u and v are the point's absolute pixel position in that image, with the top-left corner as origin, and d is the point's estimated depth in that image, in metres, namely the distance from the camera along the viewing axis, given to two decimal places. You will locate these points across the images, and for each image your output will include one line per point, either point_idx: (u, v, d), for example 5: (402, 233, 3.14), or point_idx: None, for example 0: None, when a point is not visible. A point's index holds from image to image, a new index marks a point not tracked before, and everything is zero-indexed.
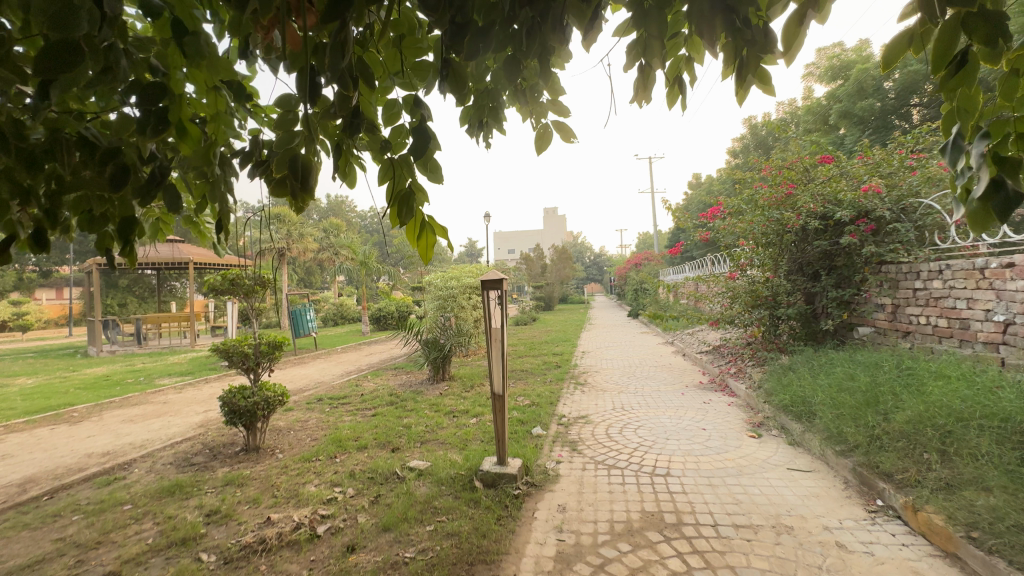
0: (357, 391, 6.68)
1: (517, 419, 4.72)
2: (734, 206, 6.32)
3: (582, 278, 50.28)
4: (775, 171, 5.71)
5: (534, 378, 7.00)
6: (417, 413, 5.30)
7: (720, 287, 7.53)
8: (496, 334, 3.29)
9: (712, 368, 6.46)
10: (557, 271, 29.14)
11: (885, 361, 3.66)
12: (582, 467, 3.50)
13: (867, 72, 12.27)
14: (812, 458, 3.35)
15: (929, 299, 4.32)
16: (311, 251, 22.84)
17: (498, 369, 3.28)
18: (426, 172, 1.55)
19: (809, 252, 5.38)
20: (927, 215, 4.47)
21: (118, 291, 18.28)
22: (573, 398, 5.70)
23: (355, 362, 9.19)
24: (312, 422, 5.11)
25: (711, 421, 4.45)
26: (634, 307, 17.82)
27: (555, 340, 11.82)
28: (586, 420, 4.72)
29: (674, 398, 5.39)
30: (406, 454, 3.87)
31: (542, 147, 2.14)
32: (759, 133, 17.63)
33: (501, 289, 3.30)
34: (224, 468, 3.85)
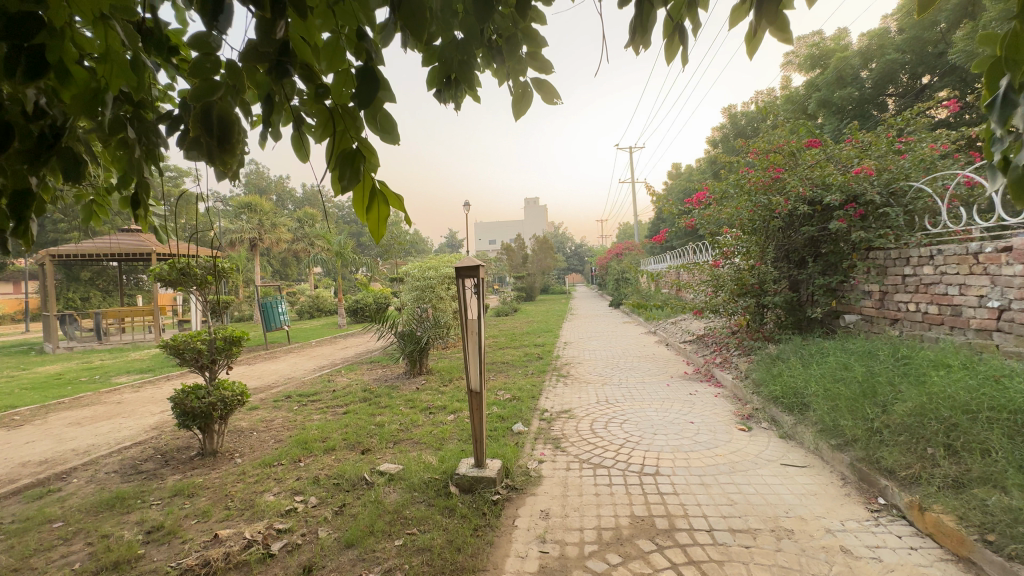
0: (328, 387, 6.34)
1: (498, 414, 4.47)
2: (719, 192, 6.16)
3: (563, 268, 50.20)
4: (762, 156, 5.54)
5: (515, 370, 6.75)
6: (391, 410, 5.00)
7: (704, 276, 7.40)
8: (472, 327, 3.02)
9: (697, 358, 6.32)
10: (538, 261, 28.90)
11: (879, 350, 3.53)
12: (566, 466, 3.28)
13: (846, 61, 12.25)
14: (806, 452, 3.20)
15: (919, 286, 4.22)
16: (285, 242, 22.09)
17: (475, 365, 3.01)
18: (379, 131, 1.26)
19: (796, 238, 5.24)
20: (917, 199, 4.34)
21: (78, 285, 17.32)
22: (555, 391, 5.49)
23: (328, 357, 8.82)
24: (278, 422, 4.77)
25: (699, 414, 4.29)
26: (615, 297, 17.72)
27: (537, 331, 11.60)
28: (570, 415, 4.50)
29: (659, 390, 5.22)
30: (377, 457, 3.59)
31: (520, 112, 1.86)
32: (739, 122, 17.57)
33: (478, 277, 3.00)
34: (175, 475, 3.51)
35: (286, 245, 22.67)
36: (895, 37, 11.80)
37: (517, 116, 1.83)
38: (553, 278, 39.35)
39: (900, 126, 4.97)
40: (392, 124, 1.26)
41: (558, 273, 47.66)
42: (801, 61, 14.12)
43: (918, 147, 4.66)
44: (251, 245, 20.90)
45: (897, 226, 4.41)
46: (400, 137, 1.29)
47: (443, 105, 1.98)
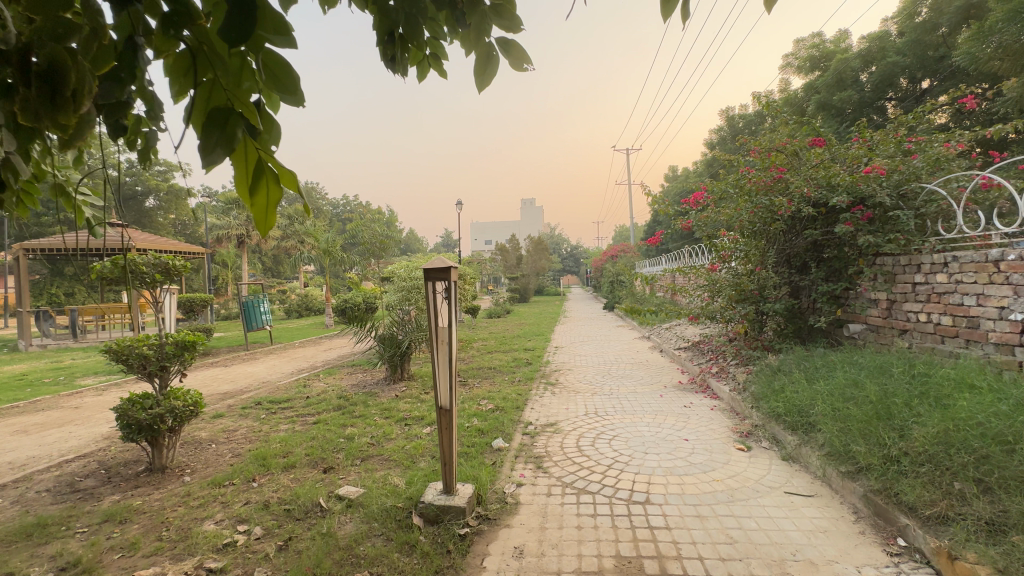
0: (303, 392, 5.98)
1: (477, 428, 4.13)
2: (717, 193, 5.88)
3: (558, 270, 49.88)
4: (762, 154, 5.26)
5: (502, 378, 6.42)
6: (364, 421, 4.65)
7: (700, 280, 7.11)
8: (442, 335, 2.69)
9: (692, 367, 6.01)
10: (533, 262, 28.57)
11: (891, 365, 3.23)
12: (547, 492, 2.95)
13: (846, 63, 12.03)
14: (812, 479, 2.89)
15: (931, 295, 3.93)
16: (274, 239, 21.64)
17: (444, 375, 2.70)
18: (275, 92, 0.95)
19: (799, 243, 4.94)
20: (929, 202, 4.04)
21: (59, 280, 16.83)
22: (541, 401, 5.17)
23: (309, 359, 8.45)
24: (240, 434, 4.41)
25: (694, 429, 3.97)
26: (610, 300, 17.40)
27: (529, 334, 11.27)
28: (555, 429, 4.18)
29: (652, 401, 4.90)
30: (339, 477, 3.24)
31: (483, 83, 1.55)
32: (736, 124, 17.32)
33: (449, 280, 2.65)
34: (113, 496, 3.15)
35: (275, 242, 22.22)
36: (896, 40, 11.57)
37: (480, 87, 1.52)
38: (548, 279, 39.00)
39: (911, 124, 4.68)
40: (297, 85, 0.95)
41: (553, 274, 47.31)
42: (801, 63, 13.87)
43: (929, 147, 4.38)
44: (239, 242, 20.44)
45: (907, 231, 4.07)
46: (307, 102, 0.97)
47: (394, 74, 1.63)
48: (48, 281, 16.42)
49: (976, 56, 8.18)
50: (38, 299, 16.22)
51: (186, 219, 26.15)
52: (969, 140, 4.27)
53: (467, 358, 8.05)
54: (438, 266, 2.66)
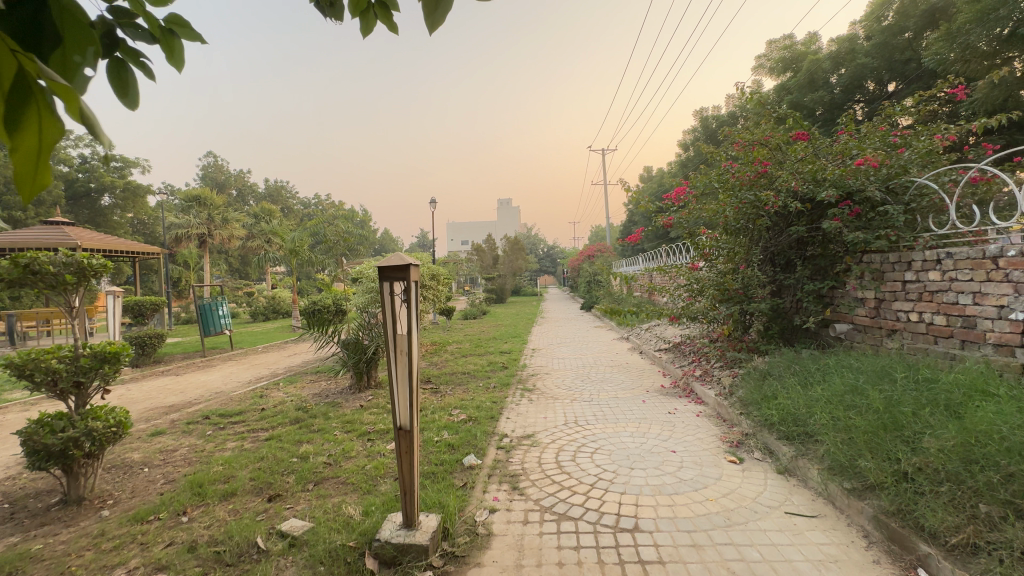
0: (258, 404, 5.49)
1: (447, 443, 3.75)
2: (699, 188, 5.64)
3: (534, 270, 49.67)
4: (745, 148, 5.06)
5: (476, 384, 6.05)
6: (322, 436, 4.21)
7: (681, 279, 6.90)
8: (402, 345, 2.32)
9: (675, 370, 5.76)
10: (509, 263, 28.23)
11: (891, 369, 3.02)
12: (523, 519, 2.61)
13: (817, 63, 12.13)
14: (813, 496, 2.64)
15: (923, 293, 3.76)
16: (238, 239, 20.68)
17: (404, 391, 2.32)
18: None
19: (785, 240, 4.75)
20: (919, 197, 3.88)
21: None
22: (517, 409, 4.84)
23: (270, 366, 7.90)
24: (180, 454, 3.92)
25: (681, 439, 3.70)
26: (587, 300, 17.23)
27: (505, 336, 10.94)
28: (533, 441, 3.84)
29: (634, 408, 4.63)
30: (285, 508, 2.82)
31: (433, 21, 1.14)
32: (710, 125, 17.37)
33: (407, 281, 2.27)
34: (11, 538, 2.66)
35: (240, 242, 21.24)
36: (864, 43, 11.69)
37: (426, 26, 1.12)
38: (526, 280, 38.68)
39: (897, 117, 4.53)
40: None
41: (530, 274, 47.07)
42: (773, 65, 13.95)
43: (917, 140, 4.22)
44: (201, 242, 19.46)
45: (897, 227, 3.90)
46: None
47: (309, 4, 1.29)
48: None
49: (945, 57, 8.24)
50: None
51: (144, 217, 24.81)
52: (957, 133, 4.13)
53: (441, 363, 7.63)
54: (392, 266, 2.27)
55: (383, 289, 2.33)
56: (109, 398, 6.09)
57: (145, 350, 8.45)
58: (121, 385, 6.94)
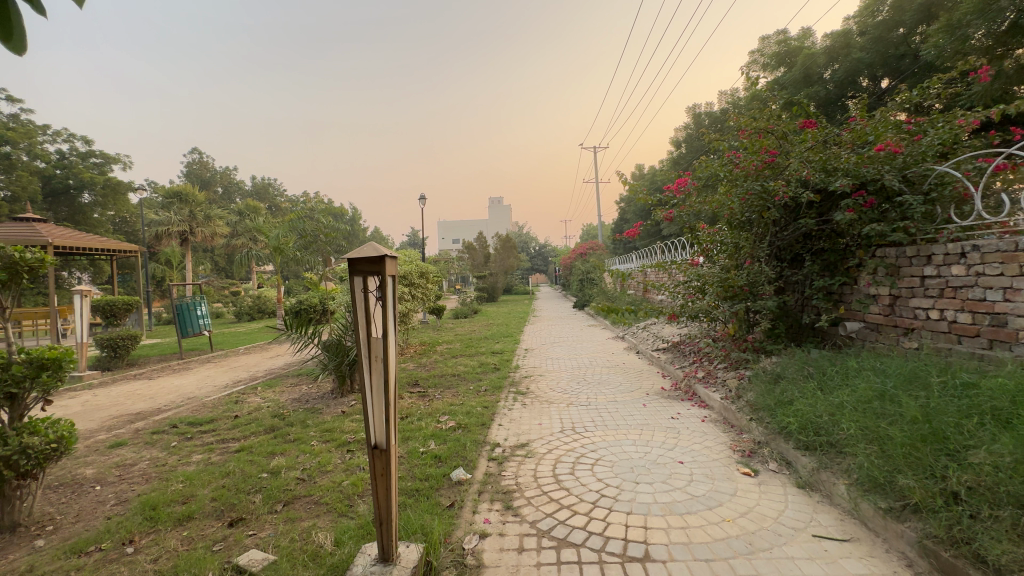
0: (232, 410, 5.12)
1: (433, 455, 3.42)
2: (701, 179, 5.36)
3: (526, 269, 49.31)
4: (750, 136, 4.79)
5: (466, 387, 5.71)
6: (298, 447, 3.85)
7: (679, 275, 6.63)
8: (376, 351, 1.99)
9: (675, 371, 5.47)
10: (501, 261, 27.79)
11: (922, 373, 2.75)
12: (517, 545, 2.30)
13: (812, 58, 11.91)
14: (841, 516, 2.36)
15: (944, 289, 3.51)
16: (221, 237, 20.10)
17: (377, 405, 2.00)
18: None
19: (794, 233, 4.48)
20: (940, 186, 3.63)
21: None
22: (511, 415, 4.52)
23: (249, 369, 7.51)
24: (138, 469, 3.54)
25: (688, 448, 3.41)
26: (579, 299, 16.96)
27: (497, 335, 10.62)
28: (528, 451, 3.53)
29: (635, 413, 4.33)
30: (247, 535, 2.47)
31: None
32: (703, 121, 17.13)
33: (382, 275, 1.95)
34: None
35: (224, 240, 20.65)
36: (860, 37, 11.48)
37: None
38: (518, 278, 38.32)
39: (914, 102, 4.26)
40: None
41: (521, 273, 46.94)
42: (767, 60, 13.74)
43: (935, 127, 3.97)
44: (183, 240, 18.87)
45: (916, 218, 3.65)
46: None
47: None
48: None
49: (946, 49, 8.02)
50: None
51: (124, 215, 24.10)
52: (979, 118, 3.87)
53: (429, 365, 7.28)
54: (363, 260, 1.93)
55: (353, 286, 2.00)
56: (73, 405, 5.68)
57: (118, 353, 8.02)
58: (88, 389, 6.52)
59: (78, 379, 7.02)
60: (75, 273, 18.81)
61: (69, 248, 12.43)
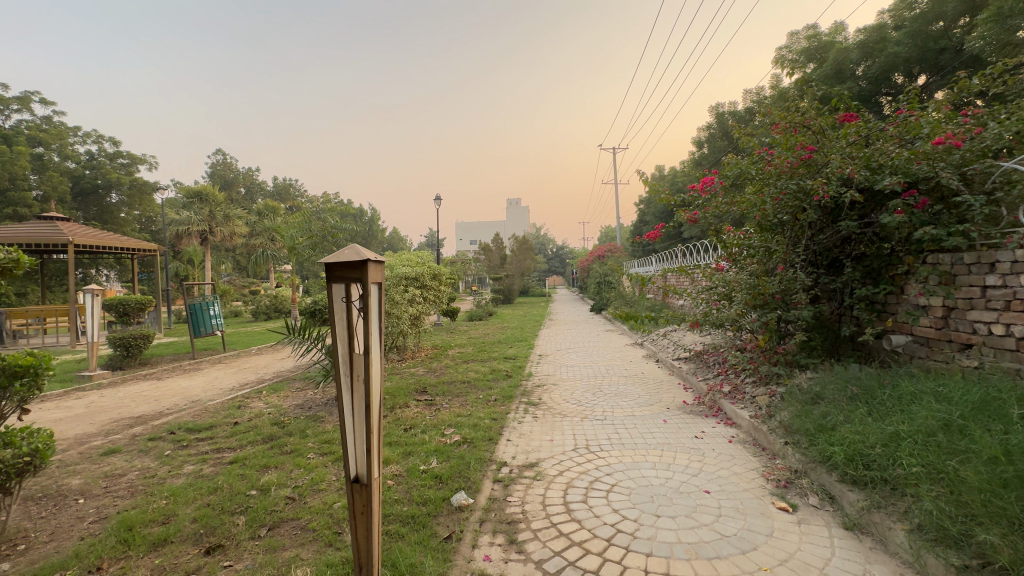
0: (234, 416, 4.94)
1: (434, 475, 3.15)
2: (731, 177, 4.98)
3: (542, 271, 48.96)
4: (785, 131, 4.41)
5: (475, 396, 5.43)
6: (293, 460, 3.62)
7: (703, 280, 6.25)
8: (357, 370, 1.72)
9: (698, 383, 5.10)
10: (517, 263, 27.48)
11: (997, 405, 2.35)
12: None
13: (845, 53, 11.31)
14: (899, 569, 2.01)
15: (1010, 302, 3.10)
16: (240, 236, 20.30)
17: (357, 431, 1.74)
18: None
19: (832, 237, 4.09)
20: (1005, 184, 3.21)
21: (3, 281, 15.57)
22: (521, 428, 4.23)
23: (258, 371, 7.39)
24: (125, 481, 3.36)
25: (716, 475, 3.07)
26: (597, 303, 16.58)
27: (511, 339, 10.33)
28: (538, 472, 3.23)
29: (655, 430, 4.00)
30: (221, 567, 2.23)
31: None
32: (726, 121, 16.54)
33: (363, 282, 1.68)
34: None
35: (243, 240, 20.85)
36: (896, 31, 10.86)
37: None
38: (534, 280, 38.05)
39: (975, 90, 3.80)
40: None
41: (538, 275, 46.72)
42: (795, 56, 13.13)
43: (996, 119, 3.51)
44: (203, 239, 19.11)
45: (978, 222, 3.24)
46: None
47: None
48: None
49: (995, 40, 7.45)
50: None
51: (149, 214, 24.61)
52: None
53: (439, 371, 7.04)
54: (342, 266, 1.68)
55: (330, 296, 1.74)
56: (77, 406, 5.59)
57: (130, 353, 7.99)
58: (96, 390, 6.46)
59: (88, 379, 6.99)
60: (100, 271, 19.18)
61: (90, 246, 12.61)
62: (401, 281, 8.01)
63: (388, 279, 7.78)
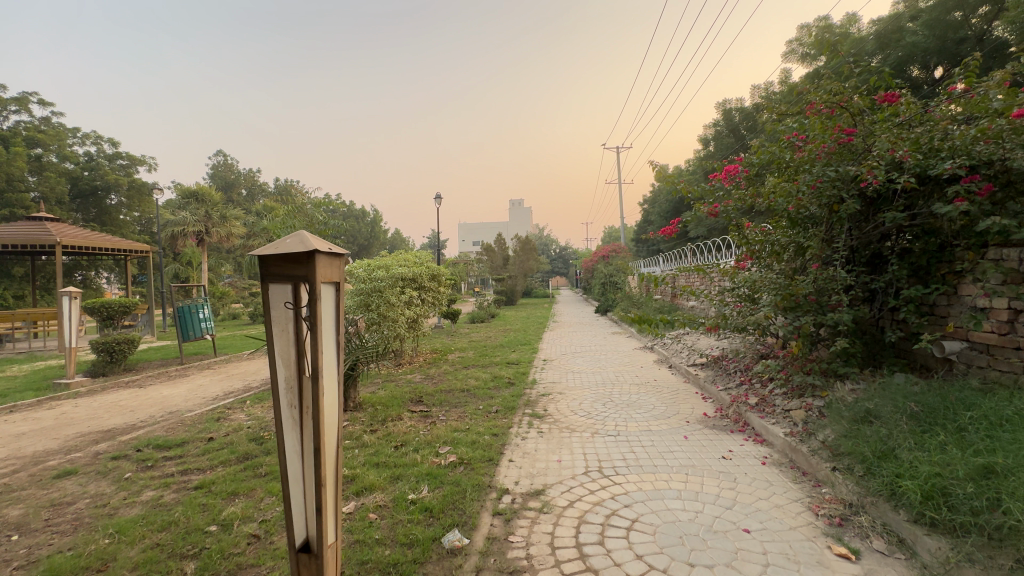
0: (210, 430, 4.51)
1: (424, 507, 2.70)
2: (757, 164, 4.50)
3: (545, 271, 48.53)
4: (818, 114, 3.94)
5: (474, 407, 4.98)
6: (266, 485, 3.18)
7: (722, 280, 5.78)
8: (305, 401, 1.30)
9: (719, 394, 4.64)
10: (520, 263, 27.11)
11: None
12: None
13: (861, 43, 10.81)
14: None
15: None
16: (238, 237, 19.94)
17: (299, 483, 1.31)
18: None
19: (874, 231, 3.64)
20: None
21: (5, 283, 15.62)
22: (525, 446, 3.77)
23: (246, 378, 6.96)
24: (70, 512, 2.92)
25: (754, 508, 2.61)
26: (602, 304, 16.10)
27: (514, 342, 9.88)
28: (545, 504, 2.78)
29: (676, 450, 3.54)
30: None
31: None
32: (733, 118, 16.01)
33: (308, 282, 1.24)
34: None
35: (241, 241, 20.47)
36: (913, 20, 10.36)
37: None
38: (537, 281, 37.58)
39: None
40: None
41: (541, 275, 46.35)
42: (806, 49, 12.56)
43: None
44: (199, 240, 18.76)
45: None
46: None
47: None
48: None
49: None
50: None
51: (147, 215, 24.30)
52: None
53: (437, 378, 6.59)
54: (280, 259, 1.26)
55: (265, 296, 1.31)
56: (45, 419, 5.16)
57: (113, 359, 7.58)
58: (72, 399, 6.04)
59: (64, 388, 6.57)
60: (98, 273, 18.86)
61: (82, 247, 12.23)
62: (397, 282, 7.59)
63: (383, 281, 7.37)
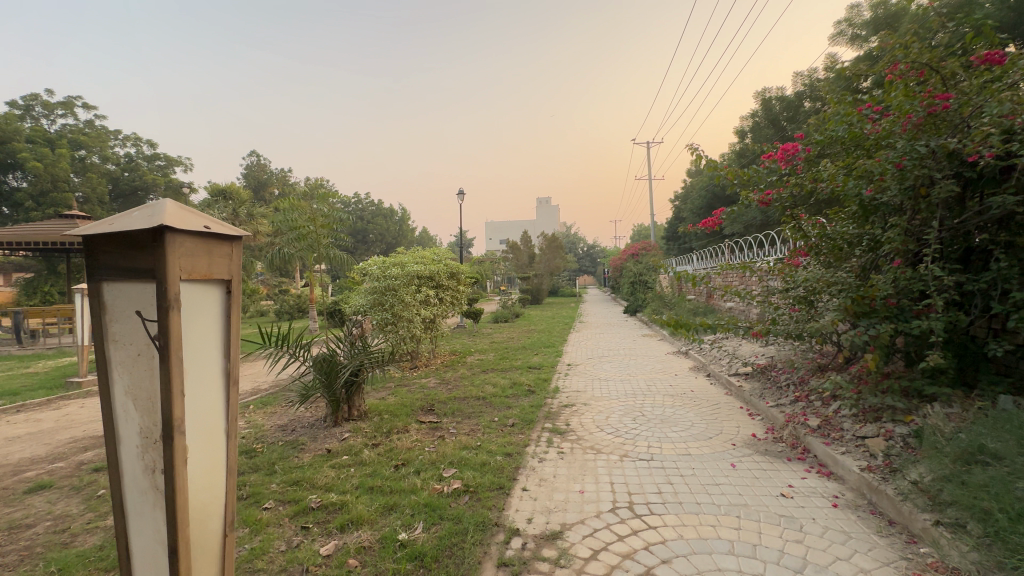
0: None
1: (414, 554, 2.22)
2: (821, 143, 3.82)
3: (573, 269, 47.70)
4: (900, 80, 3.26)
5: (488, 419, 4.49)
6: (243, 512, 2.78)
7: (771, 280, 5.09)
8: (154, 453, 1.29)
9: (769, 410, 4.02)
10: (546, 261, 26.47)
11: None
12: None
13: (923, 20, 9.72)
14: None
15: None
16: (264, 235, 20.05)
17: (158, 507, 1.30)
18: None
19: (976, 219, 2.95)
20: None
21: (54, 280, 16.37)
22: (542, 471, 3.26)
23: (255, 380, 6.67)
24: (24, 539, 2.58)
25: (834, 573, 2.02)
26: (632, 304, 15.35)
27: (537, 345, 9.35)
28: (562, 554, 2.25)
29: (724, 482, 2.95)
30: None
31: None
32: (773, 108, 14.92)
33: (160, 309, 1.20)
34: None
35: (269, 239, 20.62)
36: None
37: None
38: (563, 280, 36.82)
39: None
40: None
41: (568, 274, 45.55)
42: (856, 30, 11.39)
43: None
44: None
45: None
46: None
47: None
48: (42, 280, 16.17)
49: None
50: (28, 297, 15.61)
51: None
52: None
53: (453, 383, 6.12)
54: (125, 246, 1.25)
55: (115, 295, 1.29)
56: (46, 421, 4.96)
57: None
58: (81, 399, 5.88)
59: (77, 387, 6.44)
60: None
61: None
62: (412, 280, 7.16)
63: (397, 279, 6.99)
